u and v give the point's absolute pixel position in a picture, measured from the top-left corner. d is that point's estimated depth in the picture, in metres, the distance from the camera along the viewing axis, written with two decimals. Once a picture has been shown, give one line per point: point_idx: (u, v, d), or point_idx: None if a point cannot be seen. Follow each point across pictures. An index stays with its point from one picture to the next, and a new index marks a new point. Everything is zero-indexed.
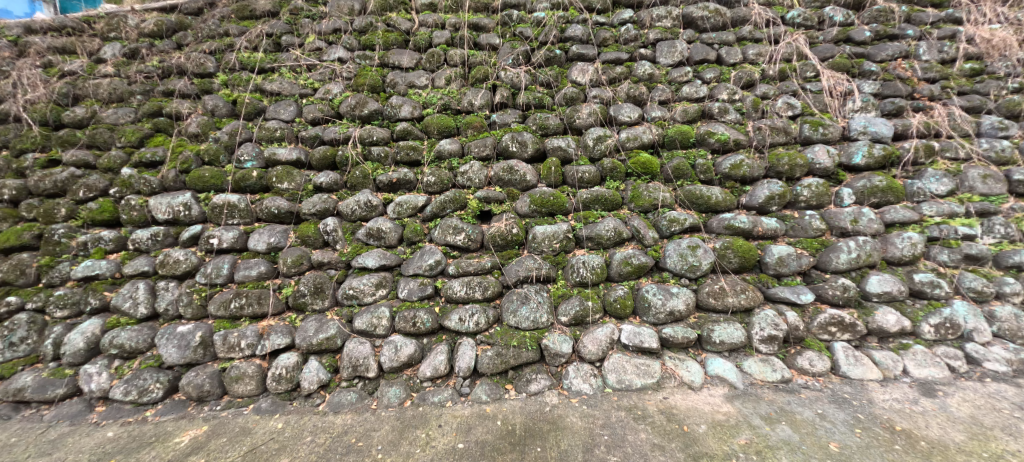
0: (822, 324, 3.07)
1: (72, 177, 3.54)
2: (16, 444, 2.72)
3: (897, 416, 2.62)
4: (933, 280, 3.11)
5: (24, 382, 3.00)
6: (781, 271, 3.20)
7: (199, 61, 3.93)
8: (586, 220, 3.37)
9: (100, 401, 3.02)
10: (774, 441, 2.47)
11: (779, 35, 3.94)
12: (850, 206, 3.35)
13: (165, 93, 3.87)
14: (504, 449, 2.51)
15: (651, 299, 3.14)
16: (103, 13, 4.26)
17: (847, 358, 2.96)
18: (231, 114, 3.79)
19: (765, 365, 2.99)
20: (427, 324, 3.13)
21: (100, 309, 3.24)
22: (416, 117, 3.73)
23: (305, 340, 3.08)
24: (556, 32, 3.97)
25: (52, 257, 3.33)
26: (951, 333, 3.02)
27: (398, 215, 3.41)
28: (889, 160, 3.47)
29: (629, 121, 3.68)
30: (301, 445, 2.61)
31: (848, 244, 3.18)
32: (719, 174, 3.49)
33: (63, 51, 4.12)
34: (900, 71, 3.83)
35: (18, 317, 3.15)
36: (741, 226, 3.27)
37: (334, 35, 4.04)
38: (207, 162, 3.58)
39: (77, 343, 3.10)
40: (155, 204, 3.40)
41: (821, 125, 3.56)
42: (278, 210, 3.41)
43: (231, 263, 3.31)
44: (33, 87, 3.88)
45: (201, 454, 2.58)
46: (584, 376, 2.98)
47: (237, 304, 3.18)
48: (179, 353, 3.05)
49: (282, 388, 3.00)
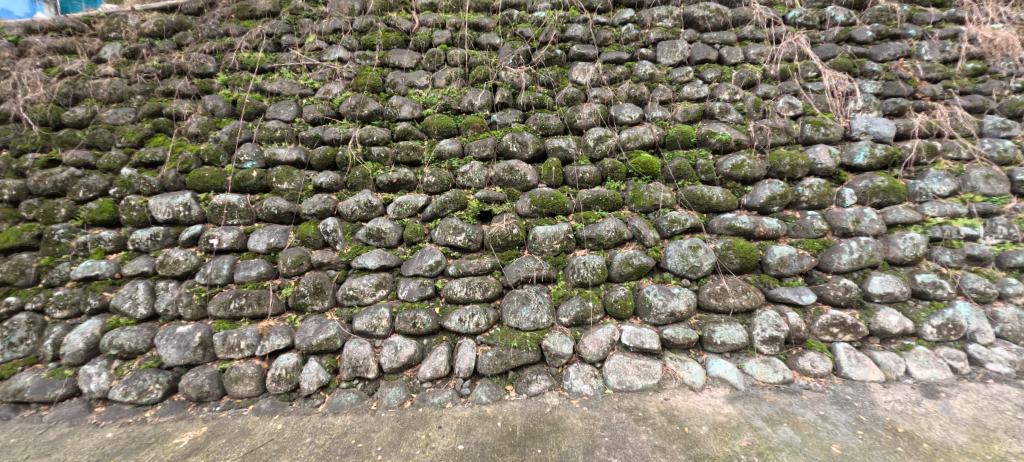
0: (824, 325, 3.05)
1: (72, 177, 3.53)
2: (16, 444, 2.72)
3: (900, 418, 2.60)
4: (936, 281, 3.10)
5: (24, 382, 3.00)
6: (783, 272, 3.19)
7: (199, 61, 3.92)
8: (587, 220, 3.36)
9: (100, 402, 3.02)
10: (777, 443, 2.46)
11: (781, 35, 3.93)
12: (851, 206, 3.33)
13: (165, 93, 3.87)
14: (504, 451, 2.50)
15: (652, 300, 3.12)
16: (103, 13, 4.26)
17: (848, 359, 2.95)
18: (231, 114, 3.79)
19: (767, 366, 2.97)
20: (427, 325, 3.12)
21: (99, 310, 3.23)
22: (417, 117, 3.72)
23: (305, 340, 3.07)
24: (557, 32, 3.96)
25: (53, 257, 3.33)
26: (954, 334, 3.01)
27: (398, 215, 3.40)
28: (891, 160, 3.45)
29: (630, 121, 3.67)
30: (301, 447, 2.61)
31: (850, 245, 3.16)
32: (721, 174, 3.48)
33: (64, 51, 4.12)
34: (901, 71, 3.81)
35: (18, 318, 3.15)
36: (741, 226, 3.26)
37: (335, 36, 4.04)
38: (207, 162, 3.58)
39: (76, 343, 3.09)
40: (155, 205, 3.39)
41: (822, 125, 3.55)
42: (279, 210, 3.41)
43: (231, 264, 3.30)
44: (33, 87, 3.88)
45: (200, 455, 2.58)
46: (585, 377, 2.97)
47: (237, 304, 3.17)
48: (179, 354, 3.05)
49: (282, 389, 2.99)
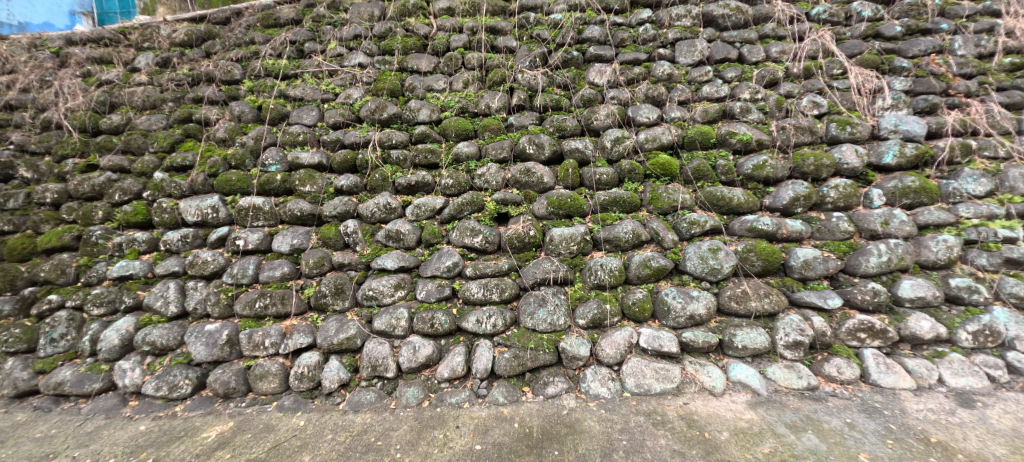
0: (851, 330, 2.95)
1: (109, 181, 3.70)
2: (56, 435, 2.86)
3: (932, 427, 2.50)
4: (971, 285, 2.97)
5: (64, 376, 3.16)
6: (807, 275, 3.11)
7: (227, 69, 4.08)
8: (604, 222, 3.35)
9: (133, 396, 3.15)
10: (800, 451, 2.40)
11: (804, 32, 3.85)
12: (880, 207, 3.23)
13: (195, 99, 4.03)
14: (521, 452, 2.51)
15: (671, 302, 3.08)
16: (137, 24, 4.47)
17: (877, 365, 2.85)
18: (256, 119, 3.90)
19: (790, 372, 2.90)
20: (445, 325, 3.15)
21: (133, 308, 3.37)
22: (435, 120, 3.76)
23: (326, 339, 3.14)
24: (574, 33, 3.96)
25: (90, 257, 3.49)
26: (991, 341, 2.87)
27: (416, 217, 3.45)
28: (921, 160, 3.33)
29: (648, 121, 3.64)
30: (322, 443, 2.67)
31: (878, 247, 3.06)
32: (742, 175, 3.42)
33: (101, 61, 4.34)
34: (933, 67, 3.68)
35: (59, 314, 3.33)
36: (763, 228, 3.19)
37: (355, 41, 4.14)
38: (234, 166, 3.69)
39: (112, 340, 3.23)
40: (185, 207, 3.53)
41: (849, 124, 3.45)
42: (301, 212, 3.49)
43: (256, 264, 3.40)
44: (73, 95, 4.09)
45: (227, 450, 2.66)
46: (602, 379, 2.95)
47: (262, 303, 3.26)
48: (207, 351, 3.16)
49: (304, 387, 3.07)
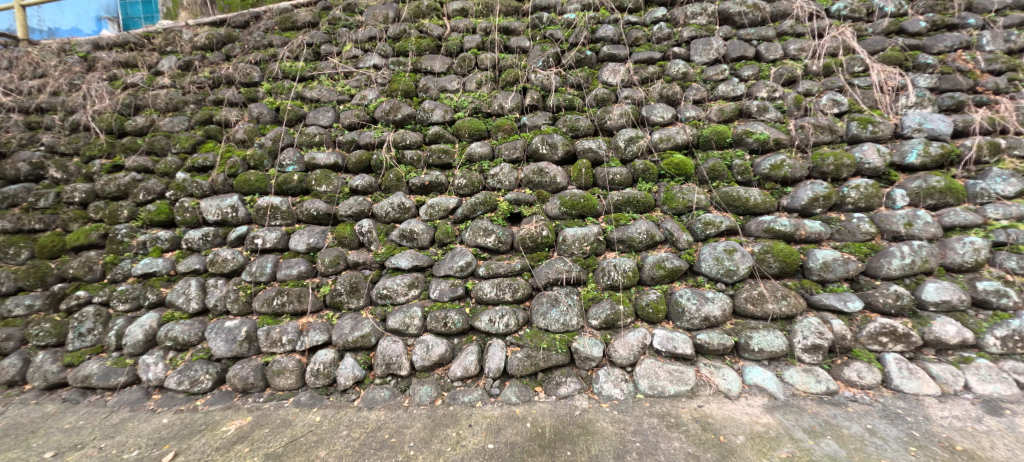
0: (872, 334, 2.88)
1: (133, 181, 3.82)
2: (84, 426, 2.97)
3: (958, 435, 2.43)
4: (1000, 289, 2.86)
5: (91, 370, 3.27)
6: (826, 277, 3.05)
7: (246, 71, 4.17)
8: (617, 222, 3.33)
9: (157, 390, 3.25)
10: (819, 456, 2.36)
11: (823, 29, 3.77)
12: (903, 208, 3.14)
13: (215, 102, 4.14)
14: (533, 451, 2.51)
15: (685, 304, 3.05)
16: (161, 29, 4.61)
17: (900, 370, 2.78)
18: (274, 121, 3.98)
19: (808, 376, 2.84)
20: (458, 325, 3.17)
21: (156, 304, 3.47)
22: (448, 121, 3.79)
23: (342, 337, 3.19)
24: (587, 33, 3.95)
25: (115, 254, 3.61)
26: (1021, 347, 2.77)
27: (430, 216, 3.48)
28: (947, 160, 3.23)
29: (662, 121, 3.60)
30: (338, 439, 2.71)
31: (901, 249, 2.97)
32: (759, 175, 3.36)
33: (126, 65, 4.49)
34: (960, 64, 3.57)
35: (87, 310, 3.45)
36: (781, 229, 3.14)
37: (370, 43, 4.19)
38: (253, 166, 3.78)
39: (137, 335, 3.33)
40: (206, 206, 3.62)
41: (870, 123, 3.36)
42: (317, 212, 3.56)
43: (274, 262, 3.47)
44: (100, 98, 4.23)
45: (245, 444, 2.72)
46: (615, 381, 2.93)
47: (279, 301, 3.33)
48: (227, 347, 3.24)
49: (319, 383, 3.12)
